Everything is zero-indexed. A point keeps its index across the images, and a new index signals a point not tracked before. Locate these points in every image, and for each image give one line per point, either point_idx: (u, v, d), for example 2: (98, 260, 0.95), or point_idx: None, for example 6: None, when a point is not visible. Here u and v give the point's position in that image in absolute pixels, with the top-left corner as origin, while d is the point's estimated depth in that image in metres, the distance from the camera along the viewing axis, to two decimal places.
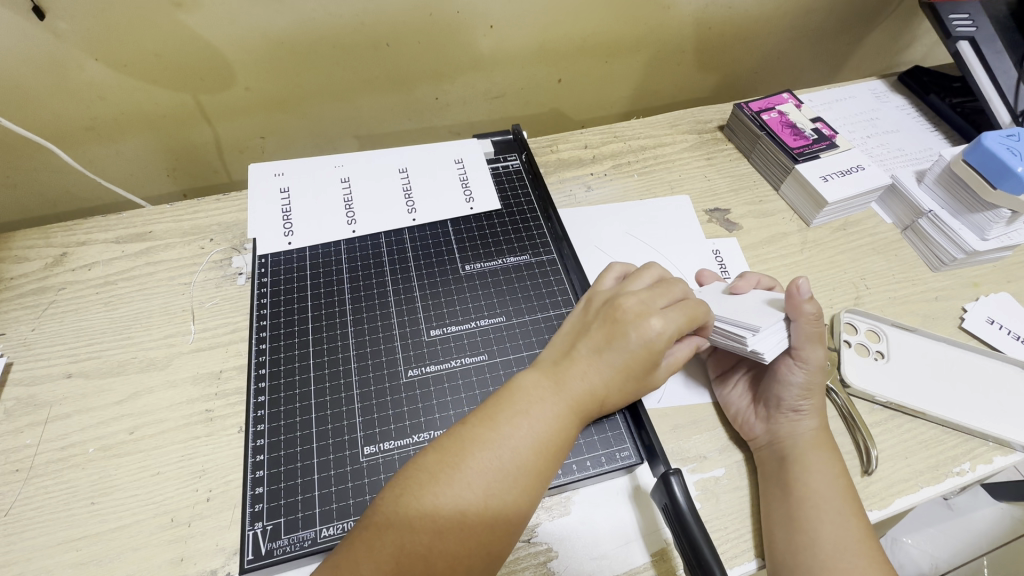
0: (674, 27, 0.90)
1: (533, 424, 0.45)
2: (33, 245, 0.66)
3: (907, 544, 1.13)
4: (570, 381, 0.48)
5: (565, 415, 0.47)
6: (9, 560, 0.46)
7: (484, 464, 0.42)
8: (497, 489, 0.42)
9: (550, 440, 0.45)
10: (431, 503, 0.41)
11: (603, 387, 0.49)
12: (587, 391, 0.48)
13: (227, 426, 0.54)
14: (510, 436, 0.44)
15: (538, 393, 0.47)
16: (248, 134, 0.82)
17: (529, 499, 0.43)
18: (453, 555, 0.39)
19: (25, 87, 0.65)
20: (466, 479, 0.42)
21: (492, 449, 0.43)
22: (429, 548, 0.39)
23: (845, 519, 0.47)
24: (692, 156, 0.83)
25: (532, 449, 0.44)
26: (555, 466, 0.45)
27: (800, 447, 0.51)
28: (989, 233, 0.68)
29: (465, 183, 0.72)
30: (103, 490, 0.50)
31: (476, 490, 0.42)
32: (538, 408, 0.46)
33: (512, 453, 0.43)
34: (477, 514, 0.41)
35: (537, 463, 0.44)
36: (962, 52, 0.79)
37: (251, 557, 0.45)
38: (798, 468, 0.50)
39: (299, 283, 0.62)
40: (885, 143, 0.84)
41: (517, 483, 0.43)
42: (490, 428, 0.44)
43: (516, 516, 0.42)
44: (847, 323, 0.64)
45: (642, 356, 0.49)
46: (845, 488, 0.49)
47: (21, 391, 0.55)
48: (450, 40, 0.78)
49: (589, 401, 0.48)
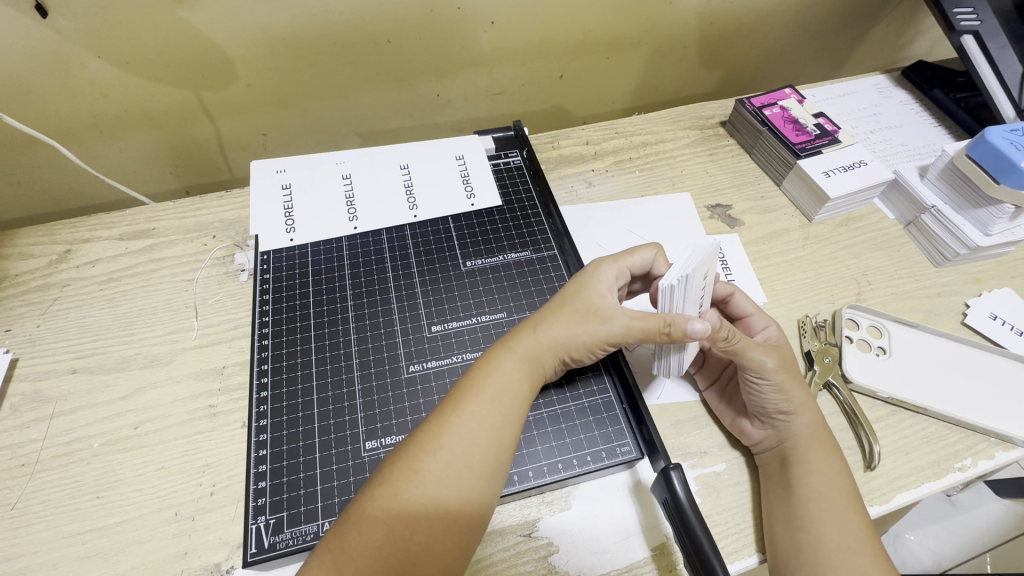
0: (676, 22, 0.89)
1: (486, 386, 0.47)
2: (38, 243, 0.66)
3: (911, 541, 1.13)
4: (522, 340, 0.50)
5: (517, 372, 0.48)
6: (16, 553, 0.46)
7: (440, 429, 0.44)
8: (454, 452, 0.43)
9: (505, 400, 0.47)
10: (392, 474, 0.42)
11: (552, 340, 0.50)
12: (538, 346, 0.50)
13: (230, 421, 0.54)
14: (465, 400, 0.45)
15: (492, 358, 0.49)
16: (250, 130, 0.82)
17: (491, 464, 0.44)
18: (413, 519, 0.40)
19: (27, 84, 0.65)
20: (423, 445, 0.43)
21: (448, 414, 0.45)
22: (388, 514, 0.40)
23: (847, 515, 0.47)
24: (693, 152, 0.83)
25: (487, 410, 0.45)
26: (513, 423, 0.46)
27: (799, 445, 0.51)
28: (992, 228, 0.68)
29: (466, 180, 0.72)
30: (107, 484, 0.50)
31: (432, 454, 0.43)
32: (493, 370, 0.48)
33: (467, 414, 0.45)
34: (434, 479, 0.42)
35: (491, 422, 0.45)
36: (966, 47, 0.78)
37: (253, 551, 0.46)
38: (797, 468, 0.50)
39: (301, 281, 0.62)
40: (888, 138, 0.84)
41: (470, 441, 0.44)
42: (449, 398, 0.46)
43: (478, 480, 0.43)
44: (849, 318, 0.65)
45: (586, 306, 0.52)
46: (846, 485, 0.49)
47: (26, 387, 0.55)
48: (451, 36, 0.78)
49: (545, 355, 0.50)
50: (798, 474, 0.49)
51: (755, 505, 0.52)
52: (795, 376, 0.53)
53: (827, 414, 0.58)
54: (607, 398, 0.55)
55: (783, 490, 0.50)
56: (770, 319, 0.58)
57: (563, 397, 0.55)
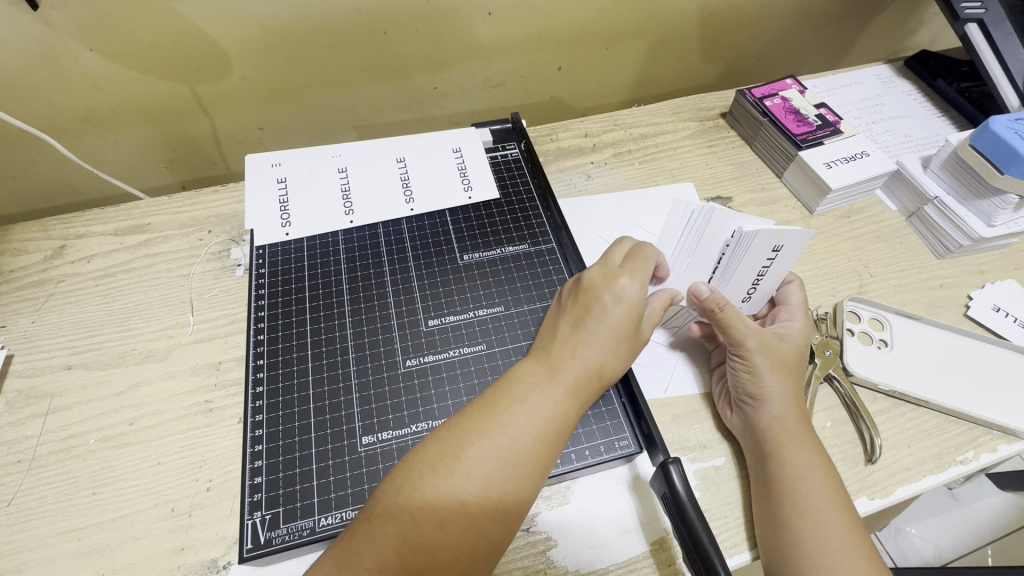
0: (676, 13, 0.88)
1: (533, 410, 0.45)
2: (33, 238, 0.66)
3: (912, 534, 1.13)
4: (567, 360, 0.48)
5: (565, 398, 0.47)
6: (12, 549, 0.46)
7: (489, 455, 0.42)
8: (501, 477, 0.42)
9: (554, 426, 0.45)
10: (432, 497, 0.40)
11: (603, 362, 0.49)
12: (587, 373, 0.48)
13: (227, 417, 0.54)
14: (512, 423, 0.44)
15: (536, 380, 0.47)
16: (246, 124, 0.81)
17: (532, 490, 0.43)
18: (457, 546, 0.39)
19: (20, 77, 0.65)
20: (470, 471, 0.41)
21: (494, 439, 0.43)
22: (431, 539, 0.39)
23: (831, 509, 0.46)
24: (693, 144, 0.82)
25: (538, 439, 0.44)
26: (556, 450, 0.45)
27: (780, 439, 0.50)
28: (996, 219, 0.66)
29: (463, 172, 0.71)
30: (104, 480, 0.50)
31: (479, 483, 0.41)
32: (540, 394, 0.46)
33: (520, 443, 0.43)
34: (480, 507, 0.41)
35: (543, 453, 0.44)
36: (970, 36, 0.77)
37: (249, 546, 0.45)
38: (776, 460, 0.49)
39: (296, 274, 0.61)
40: (890, 129, 0.83)
41: (520, 471, 0.43)
42: (494, 420, 0.44)
43: (520, 508, 0.42)
44: (851, 311, 0.64)
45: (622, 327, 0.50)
46: (831, 476, 0.48)
47: (22, 383, 0.55)
48: (449, 28, 0.77)
49: (594, 384, 0.49)
50: (778, 469, 0.48)
51: (745, 500, 0.51)
52: (780, 368, 0.53)
53: (828, 408, 0.58)
54: (605, 391, 0.55)
55: (765, 486, 0.49)
56: (806, 320, 0.57)
57: None
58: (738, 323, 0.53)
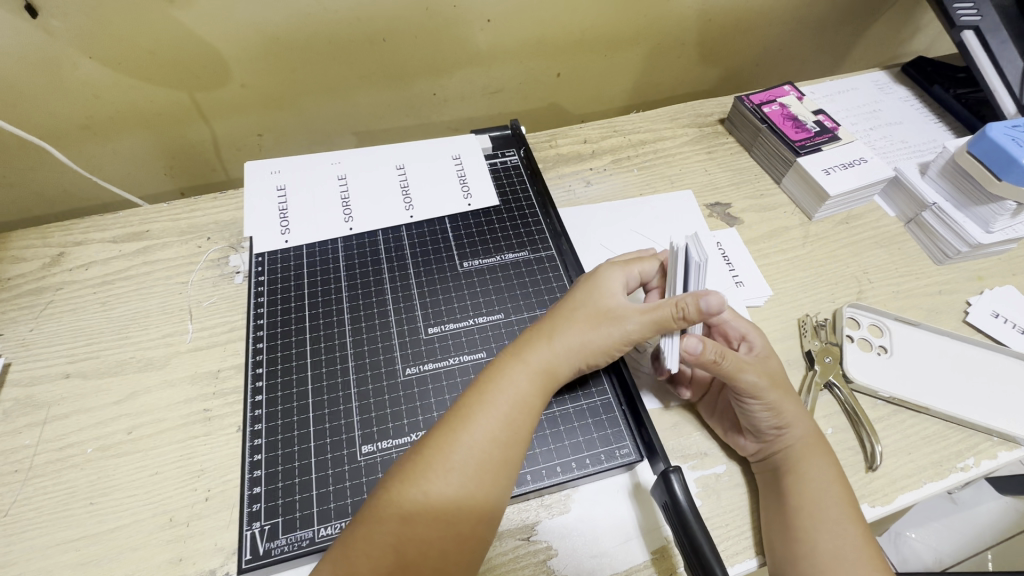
0: (674, 19, 0.89)
1: (494, 399, 0.45)
2: (31, 245, 0.65)
3: (912, 539, 1.13)
4: (532, 347, 0.49)
5: (525, 385, 0.47)
6: (9, 560, 0.46)
7: (448, 447, 0.43)
8: (464, 468, 0.42)
9: (515, 413, 0.45)
10: (399, 493, 0.41)
11: (568, 347, 0.49)
12: (548, 355, 0.49)
13: (225, 425, 0.54)
14: (473, 414, 0.44)
15: (500, 371, 0.48)
16: (245, 131, 0.81)
17: (498, 481, 0.43)
18: (424, 540, 0.40)
19: (18, 85, 0.65)
20: (431, 463, 0.42)
21: (455, 431, 0.44)
22: (397, 536, 0.39)
23: (847, 527, 0.46)
24: (692, 150, 0.82)
25: (498, 425, 0.44)
26: (519, 438, 0.45)
27: (800, 454, 0.49)
28: (993, 225, 0.67)
29: (462, 179, 0.71)
30: (101, 490, 0.50)
31: (442, 474, 0.41)
32: (499, 383, 0.47)
33: (477, 430, 0.44)
34: (443, 498, 0.41)
35: (501, 439, 0.44)
36: (967, 43, 0.78)
37: (248, 557, 0.45)
38: (793, 474, 0.49)
39: (296, 281, 0.61)
40: (887, 135, 0.83)
41: (481, 460, 0.43)
42: (456, 413, 0.45)
43: (487, 498, 0.42)
44: (850, 317, 0.64)
45: (599, 310, 0.51)
46: (844, 490, 0.48)
47: (19, 392, 0.55)
48: (448, 36, 0.78)
49: (559, 368, 0.49)
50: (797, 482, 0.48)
51: (753, 508, 0.52)
52: (787, 390, 0.52)
53: (828, 415, 0.58)
54: (605, 399, 0.55)
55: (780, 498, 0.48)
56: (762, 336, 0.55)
57: (561, 399, 0.54)
58: (741, 370, 0.49)
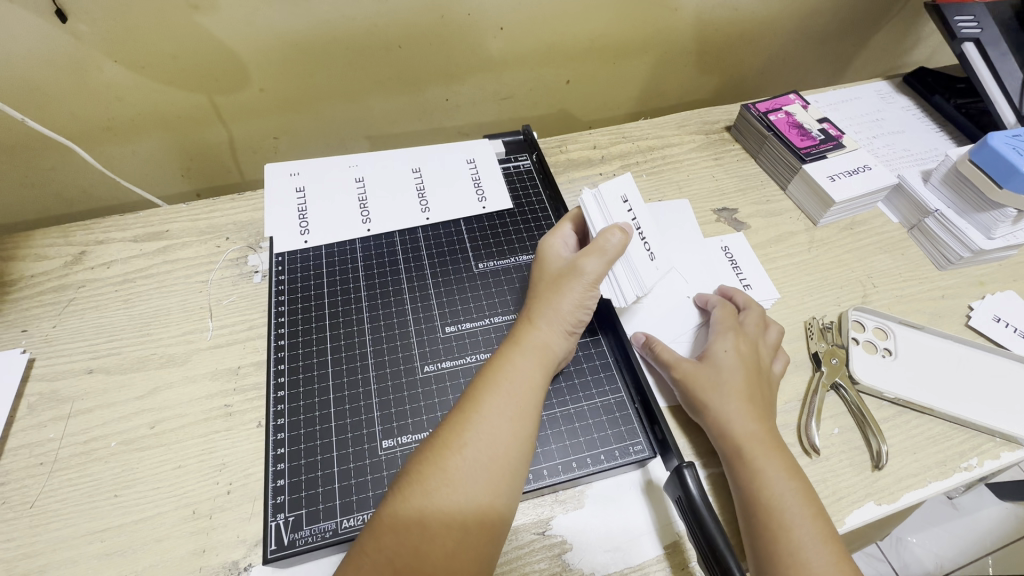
0: (680, 29, 0.91)
1: (502, 379, 0.47)
2: (53, 244, 0.67)
3: (913, 544, 1.14)
4: (526, 330, 0.51)
5: (529, 365, 0.49)
6: (35, 550, 0.47)
7: (463, 427, 0.44)
8: (478, 444, 0.43)
9: (524, 390, 0.47)
10: (419, 473, 0.42)
11: (554, 319, 0.51)
12: (542, 335, 0.51)
13: (246, 421, 0.55)
14: (483, 395, 0.46)
15: (503, 355, 0.49)
16: (261, 134, 0.83)
17: (515, 456, 0.44)
18: (447, 515, 0.40)
19: (43, 86, 0.66)
20: (447, 442, 0.43)
21: (468, 411, 0.45)
22: (422, 512, 0.40)
23: (805, 517, 0.45)
24: (700, 157, 0.84)
25: (508, 401, 0.45)
26: (530, 412, 0.46)
27: (750, 448, 0.49)
28: (995, 232, 0.68)
29: (477, 183, 0.73)
30: (125, 483, 0.51)
31: (458, 450, 0.42)
32: (505, 365, 0.48)
33: (489, 407, 0.45)
34: (462, 474, 0.41)
35: (513, 413, 0.45)
36: (967, 54, 0.79)
37: (273, 548, 0.46)
38: (751, 472, 0.48)
39: (315, 280, 0.63)
40: (890, 143, 0.85)
41: (495, 434, 0.44)
42: (466, 395, 0.47)
43: (508, 471, 0.43)
44: (855, 320, 0.66)
45: (566, 271, 0.53)
46: (805, 490, 0.47)
47: (43, 386, 0.56)
48: (462, 42, 0.79)
49: (549, 341, 0.51)
50: (751, 479, 0.48)
51: (727, 519, 0.51)
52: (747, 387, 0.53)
53: (835, 415, 0.59)
54: (618, 398, 0.56)
55: (739, 502, 0.48)
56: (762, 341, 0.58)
57: (575, 398, 0.56)
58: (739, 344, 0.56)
